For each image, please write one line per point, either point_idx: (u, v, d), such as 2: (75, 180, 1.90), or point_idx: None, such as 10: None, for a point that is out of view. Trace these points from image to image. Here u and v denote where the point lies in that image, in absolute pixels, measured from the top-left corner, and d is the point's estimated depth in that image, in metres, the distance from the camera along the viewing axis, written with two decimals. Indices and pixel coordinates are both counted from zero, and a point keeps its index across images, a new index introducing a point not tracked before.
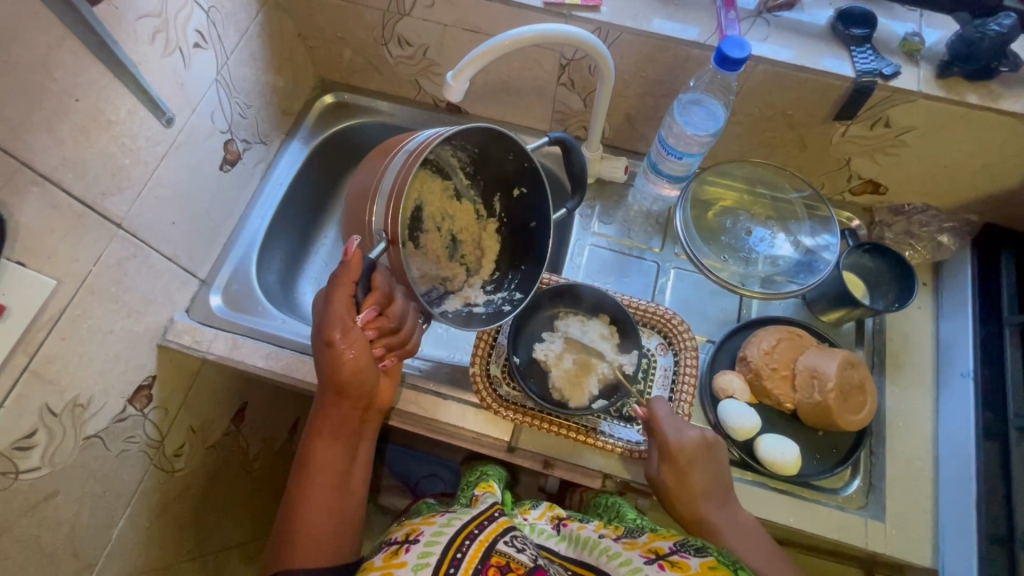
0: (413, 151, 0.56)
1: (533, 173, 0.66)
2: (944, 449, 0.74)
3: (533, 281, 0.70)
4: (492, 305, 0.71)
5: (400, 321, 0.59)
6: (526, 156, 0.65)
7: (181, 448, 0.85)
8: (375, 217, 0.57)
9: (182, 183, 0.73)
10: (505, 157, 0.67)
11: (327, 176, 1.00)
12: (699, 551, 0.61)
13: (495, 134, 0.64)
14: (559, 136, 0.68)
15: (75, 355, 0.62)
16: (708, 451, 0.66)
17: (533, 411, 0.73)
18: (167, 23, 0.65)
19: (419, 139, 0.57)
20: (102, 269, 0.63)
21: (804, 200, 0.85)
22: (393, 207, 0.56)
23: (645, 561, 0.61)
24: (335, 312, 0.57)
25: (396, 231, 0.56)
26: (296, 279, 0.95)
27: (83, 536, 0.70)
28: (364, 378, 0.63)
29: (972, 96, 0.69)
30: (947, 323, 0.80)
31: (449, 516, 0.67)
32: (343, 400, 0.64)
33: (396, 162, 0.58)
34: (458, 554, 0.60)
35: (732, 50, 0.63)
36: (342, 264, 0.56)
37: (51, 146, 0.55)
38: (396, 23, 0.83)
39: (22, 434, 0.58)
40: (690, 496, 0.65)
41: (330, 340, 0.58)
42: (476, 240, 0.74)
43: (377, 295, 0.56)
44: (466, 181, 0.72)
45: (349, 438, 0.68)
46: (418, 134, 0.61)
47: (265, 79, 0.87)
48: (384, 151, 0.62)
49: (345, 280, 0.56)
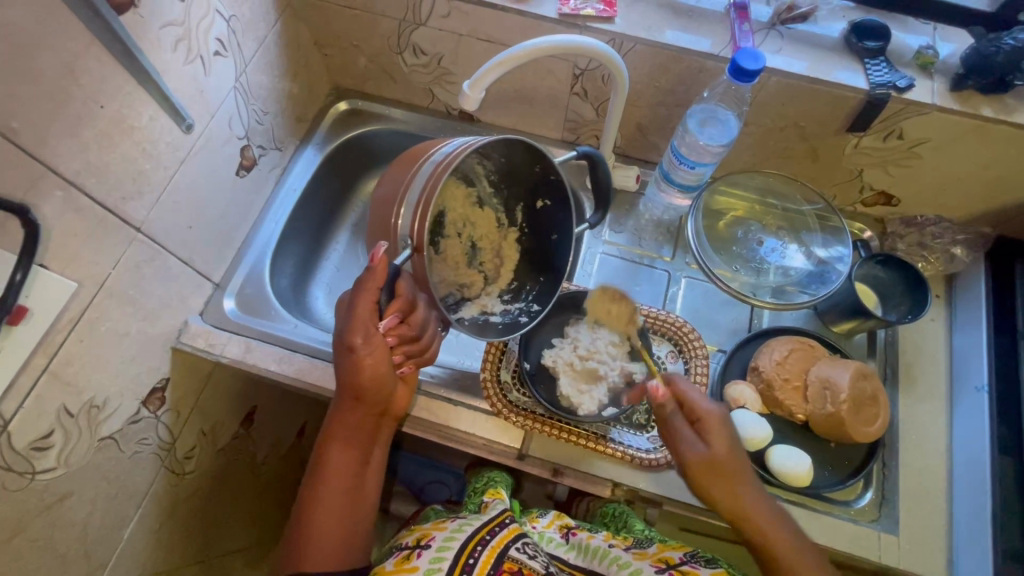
0: (441, 162, 0.57)
1: (559, 187, 0.66)
2: (958, 462, 0.73)
3: (554, 291, 0.72)
4: (509, 315, 0.72)
5: (421, 329, 0.60)
6: (554, 170, 0.64)
7: (192, 451, 0.86)
8: (401, 224, 0.58)
9: (200, 188, 0.74)
10: (530, 167, 0.66)
11: (339, 182, 1.01)
12: (708, 562, 0.64)
13: (524, 147, 0.63)
14: (588, 152, 0.68)
15: (92, 357, 0.63)
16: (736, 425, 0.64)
17: (543, 418, 0.73)
18: (190, 31, 0.66)
19: (448, 150, 0.58)
20: (120, 273, 0.64)
21: (816, 211, 0.84)
22: (420, 214, 0.57)
23: (655, 571, 0.63)
24: (359, 320, 0.57)
25: (422, 238, 0.57)
26: (307, 284, 0.96)
27: (94, 537, 0.70)
28: (383, 385, 0.63)
29: (987, 109, 0.69)
30: (961, 335, 0.80)
31: (460, 521, 0.68)
32: (360, 406, 0.65)
33: (423, 171, 0.58)
34: (470, 560, 0.61)
35: (747, 62, 0.63)
36: (368, 271, 0.56)
37: (75, 150, 0.56)
38: (411, 32, 0.84)
39: (39, 435, 0.58)
40: (739, 470, 0.60)
41: (351, 347, 0.59)
42: (495, 249, 0.75)
43: (400, 301, 0.57)
44: (490, 188, 0.72)
45: (363, 444, 0.68)
46: (446, 142, 0.62)
47: (281, 86, 0.88)
48: (411, 158, 0.62)
49: (370, 286, 0.56)
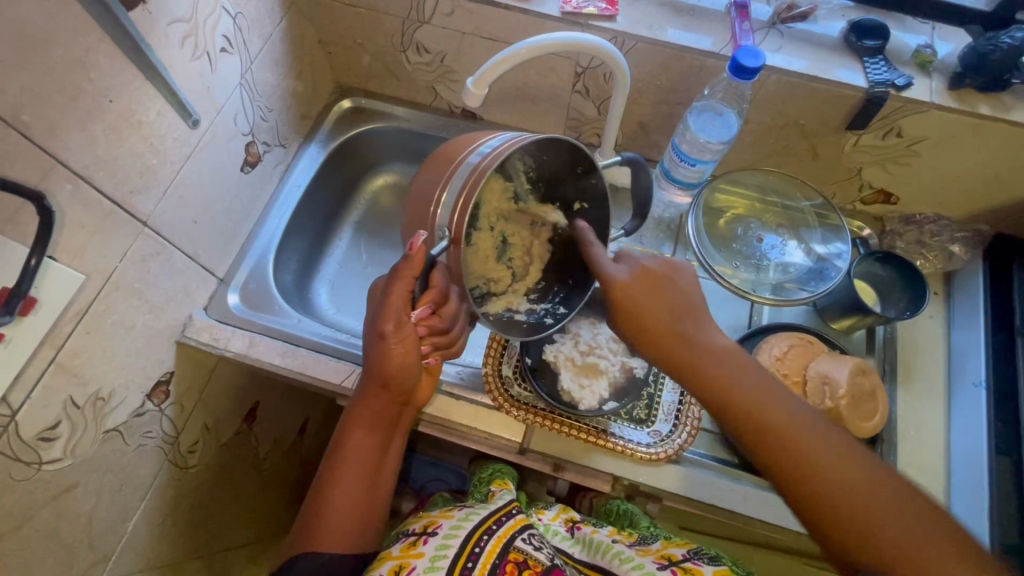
0: (484, 159, 0.54)
1: (600, 191, 0.63)
2: (955, 457, 0.74)
3: (583, 293, 0.68)
4: (535, 314, 0.67)
5: (451, 323, 0.61)
6: (595, 170, 0.61)
7: (195, 445, 0.87)
8: (439, 214, 0.56)
9: (205, 183, 0.75)
10: (571, 168, 0.62)
11: (342, 179, 1.02)
12: (711, 560, 0.64)
13: (570, 146, 0.58)
14: (634, 159, 0.63)
15: (99, 349, 0.64)
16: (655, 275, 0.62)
17: (544, 412, 0.74)
18: (196, 27, 0.67)
19: (492, 146, 0.55)
20: (127, 266, 0.65)
21: (815, 208, 0.85)
22: (461, 205, 0.53)
23: (658, 567, 0.63)
24: (391, 308, 0.58)
25: (460, 231, 0.54)
26: (311, 280, 0.97)
27: (99, 529, 0.71)
28: (411, 375, 0.64)
29: (985, 107, 0.70)
30: (959, 332, 0.80)
31: (467, 510, 0.69)
32: (385, 393, 0.65)
33: (464, 166, 0.55)
34: (475, 549, 0.63)
35: (747, 59, 0.64)
36: (404, 259, 0.55)
37: (84, 144, 0.56)
38: (415, 30, 0.85)
39: (46, 425, 0.59)
40: (660, 325, 0.59)
41: (383, 334, 0.59)
42: (525, 245, 0.67)
43: (433, 292, 0.57)
44: (528, 181, 0.64)
45: (384, 432, 0.68)
46: (489, 138, 0.59)
47: (286, 83, 0.89)
48: (451, 150, 0.59)
49: (405, 274, 0.56)
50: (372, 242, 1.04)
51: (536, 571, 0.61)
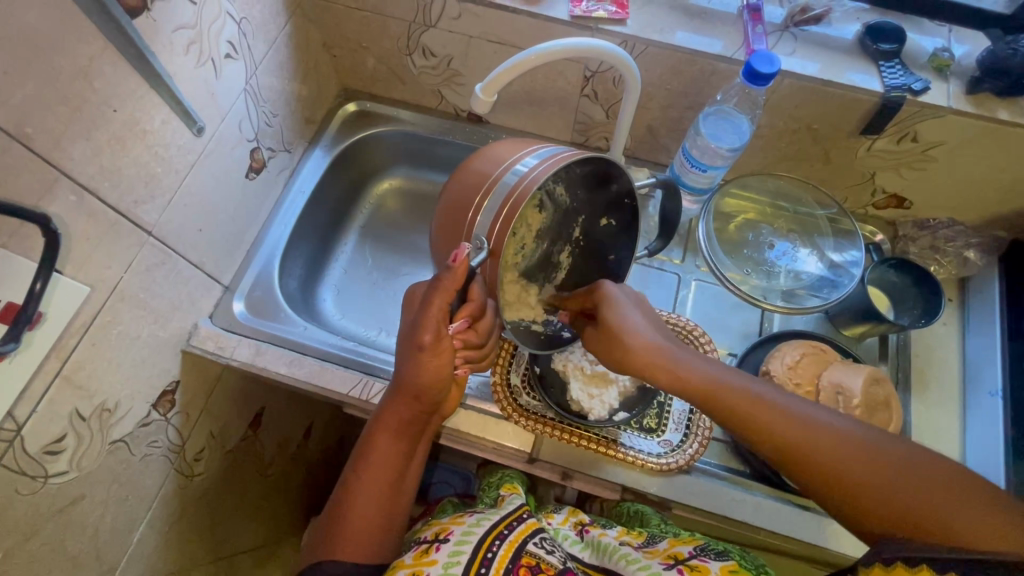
0: (527, 175, 0.53)
1: (632, 211, 0.63)
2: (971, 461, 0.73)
3: None
4: (552, 325, 0.68)
5: (485, 337, 0.61)
6: (632, 192, 0.60)
7: (201, 453, 0.86)
8: (480, 221, 0.54)
9: (210, 191, 0.74)
10: (606, 187, 0.61)
11: (347, 184, 1.01)
12: (718, 556, 0.63)
13: (606, 163, 0.56)
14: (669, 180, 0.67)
15: (104, 360, 0.63)
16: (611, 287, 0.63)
17: (552, 421, 0.73)
18: (201, 34, 0.66)
19: (534, 163, 0.53)
20: (132, 276, 0.64)
21: (828, 215, 0.84)
22: (504, 216, 0.52)
23: (664, 566, 0.62)
24: (429, 318, 0.57)
25: (501, 243, 0.52)
26: (316, 286, 0.97)
27: (105, 540, 0.70)
28: (443, 387, 0.63)
29: (1003, 112, 0.69)
30: (975, 340, 0.79)
31: (478, 517, 0.69)
32: (415, 404, 0.65)
33: (504, 180, 0.54)
34: (488, 554, 0.62)
35: (761, 66, 0.63)
36: (447, 271, 0.54)
37: (88, 155, 0.56)
38: (422, 33, 0.83)
39: (52, 439, 0.58)
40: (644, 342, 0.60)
41: (421, 346, 0.59)
42: (542, 252, 0.64)
43: (471, 306, 0.56)
44: (561, 190, 0.59)
45: (411, 439, 0.68)
46: (529, 151, 0.57)
47: (290, 87, 0.87)
48: (491, 161, 0.58)
49: (447, 287, 0.55)
50: (377, 247, 1.03)
51: None
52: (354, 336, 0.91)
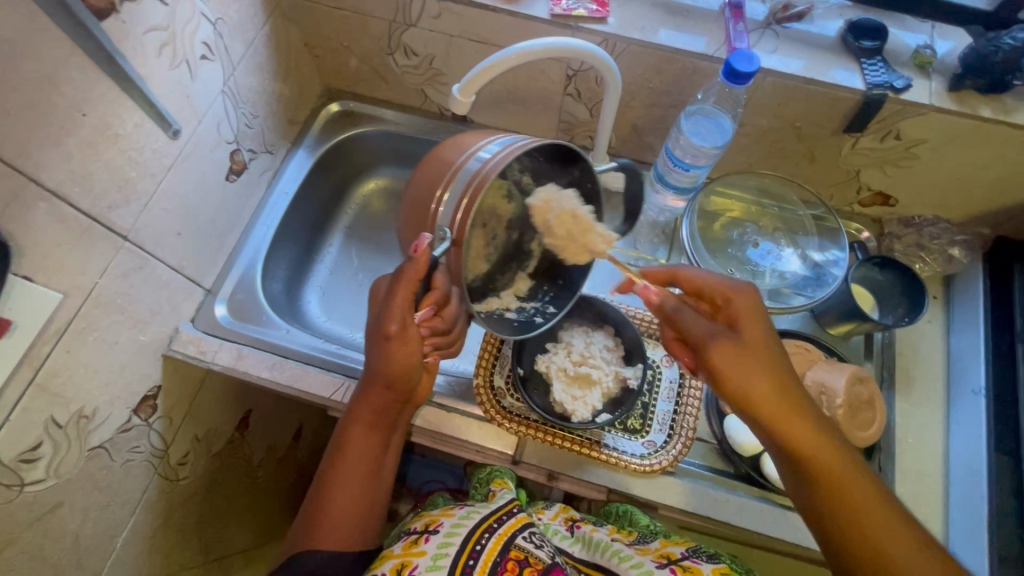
0: (488, 163, 0.52)
1: (595, 195, 0.63)
2: (954, 461, 0.73)
3: (574, 293, 0.67)
4: (525, 312, 0.66)
5: (452, 324, 0.62)
6: (593, 176, 0.61)
7: (186, 457, 0.85)
8: (442, 212, 0.53)
9: (189, 194, 0.74)
10: (569, 172, 0.62)
11: (332, 184, 1.01)
12: (710, 557, 0.64)
13: (567, 149, 0.57)
14: (627, 164, 0.69)
15: (81, 367, 0.62)
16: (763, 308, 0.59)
17: (536, 424, 0.73)
18: (175, 35, 0.65)
19: (495, 151, 0.52)
20: (107, 281, 0.63)
21: (813, 214, 0.83)
22: (465, 206, 0.51)
23: (657, 565, 0.63)
24: (395, 308, 0.57)
25: (463, 232, 0.52)
26: (301, 287, 0.96)
27: (87, 546, 0.70)
28: (414, 375, 0.63)
29: (986, 109, 0.68)
30: (959, 338, 0.79)
31: (468, 509, 0.68)
32: (388, 392, 0.64)
33: (466, 168, 0.53)
34: (477, 547, 0.62)
35: (740, 64, 0.62)
36: (409, 262, 0.54)
37: (57, 160, 0.55)
38: (402, 32, 0.82)
39: (27, 447, 0.58)
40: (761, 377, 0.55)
41: (387, 336, 0.59)
42: (510, 242, 0.67)
43: (436, 294, 0.57)
44: (527, 180, 0.62)
45: (387, 429, 0.67)
46: (492, 138, 0.56)
47: (270, 88, 0.86)
48: (454, 149, 0.57)
49: (410, 278, 0.54)
50: (363, 247, 1.02)
51: (538, 569, 0.61)
52: (339, 338, 0.91)
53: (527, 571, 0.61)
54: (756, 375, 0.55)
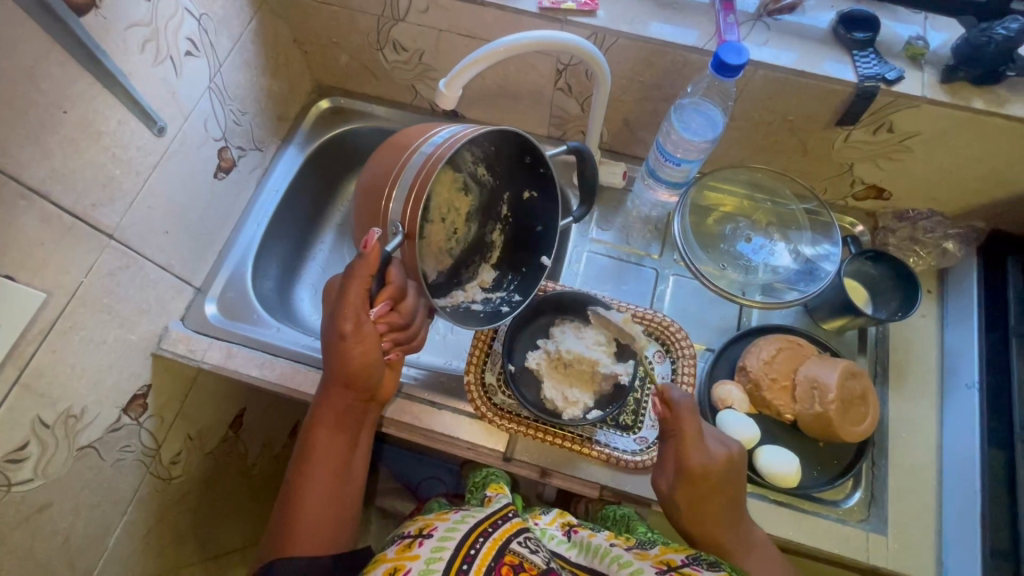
0: (438, 150, 0.55)
1: (546, 180, 0.64)
2: (948, 456, 0.73)
3: (535, 281, 0.69)
4: (490, 303, 0.69)
5: (411, 318, 0.60)
6: (544, 161, 0.62)
7: (178, 456, 0.85)
8: (391, 207, 0.55)
9: (176, 193, 0.73)
10: (519, 158, 0.65)
11: (323, 182, 1.00)
12: (711, 565, 0.60)
13: (511, 134, 0.60)
14: (576, 147, 0.67)
15: (67, 367, 0.62)
16: (731, 473, 0.63)
17: (529, 421, 0.72)
18: (158, 31, 0.65)
19: (444, 137, 0.55)
20: (93, 281, 0.63)
21: (806, 208, 0.83)
22: (414, 198, 0.54)
23: (657, 571, 0.60)
24: (348, 307, 0.56)
25: (414, 224, 0.55)
26: (293, 286, 0.95)
27: (78, 546, 0.70)
28: (374, 372, 0.63)
29: (978, 101, 0.67)
30: (953, 332, 0.78)
31: (463, 513, 0.68)
32: (349, 392, 0.65)
33: (413, 161, 0.55)
34: (471, 551, 0.61)
35: (729, 56, 0.62)
36: (360, 258, 0.54)
37: (38, 158, 0.55)
38: (391, 27, 0.82)
39: (14, 447, 0.57)
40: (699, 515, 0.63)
41: (342, 334, 0.58)
42: (474, 235, 0.72)
43: (391, 288, 0.57)
44: (482, 170, 0.67)
45: (351, 430, 0.68)
46: (439, 130, 0.59)
47: (259, 84, 0.86)
48: (401, 144, 0.59)
49: (362, 274, 0.54)
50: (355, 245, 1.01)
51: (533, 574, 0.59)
52: None
53: None
54: (694, 518, 0.63)
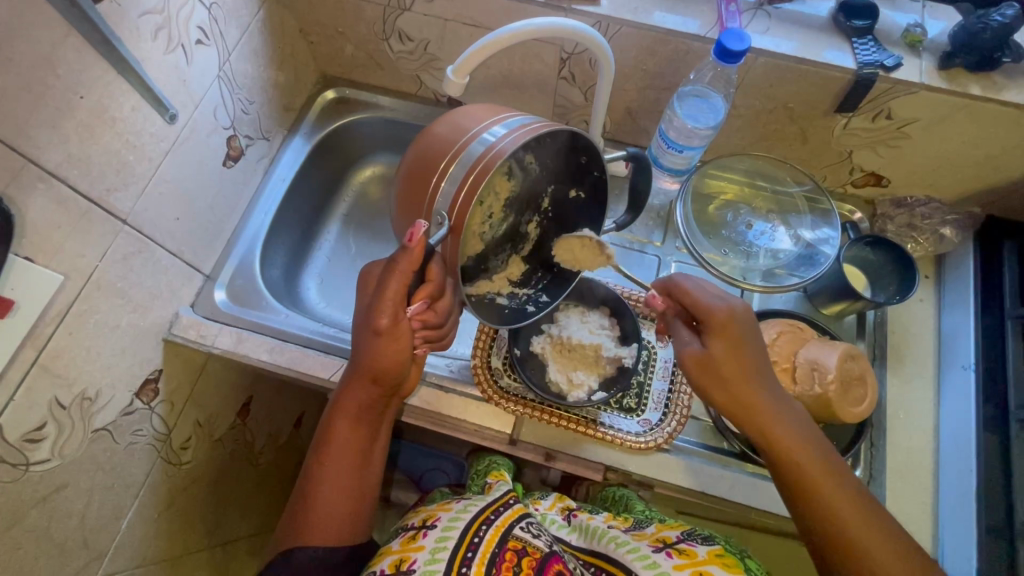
0: (494, 145, 0.52)
1: (598, 182, 0.65)
2: (944, 437, 0.74)
3: (568, 283, 0.72)
4: (517, 300, 0.70)
5: (445, 317, 0.62)
6: (600, 163, 0.61)
7: (188, 441, 0.86)
8: (440, 195, 0.54)
9: (187, 180, 0.74)
10: (574, 157, 0.62)
11: (329, 173, 1.01)
12: (704, 540, 0.64)
13: (577, 137, 0.58)
14: (636, 154, 0.65)
15: (83, 349, 0.63)
16: (753, 324, 0.60)
17: (533, 403, 0.73)
18: (170, 19, 0.66)
19: (502, 133, 0.53)
20: (108, 264, 0.64)
21: (805, 193, 0.84)
22: (468, 190, 0.52)
23: (653, 549, 0.62)
24: (387, 301, 0.58)
25: (462, 220, 0.52)
26: (300, 274, 0.96)
27: (92, 527, 0.71)
28: (401, 370, 0.64)
29: (975, 87, 0.69)
30: (949, 316, 0.80)
31: (465, 503, 0.69)
32: (374, 388, 0.65)
33: (471, 149, 0.53)
34: (475, 538, 0.63)
35: (732, 42, 0.63)
36: (402, 250, 0.54)
37: (56, 142, 0.56)
38: (397, 17, 0.83)
39: (32, 427, 0.59)
40: (726, 371, 0.58)
41: (378, 330, 0.59)
42: (509, 225, 0.66)
43: (429, 287, 0.57)
44: (530, 159, 0.60)
45: (370, 425, 0.69)
46: (497, 120, 0.56)
47: (266, 74, 0.87)
48: (457, 126, 0.56)
49: (403, 268, 0.54)
50: (361, 234, 1.02)
51: (535, 557, 0.61)
52: (338, 323, 0.91)
53: (526, 559, 0.61)
54: (721, 376, 0.58)
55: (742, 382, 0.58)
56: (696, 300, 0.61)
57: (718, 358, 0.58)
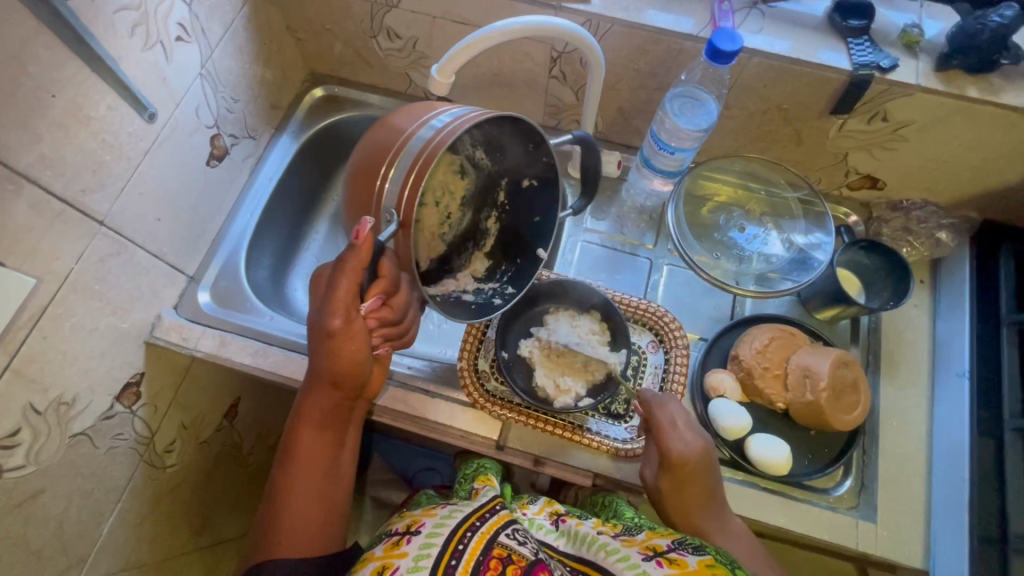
0: (441, 130, 0.51)
1: (552, 171, 0.62)
2: (938, 445, 0.73)
3: (529, 274, 0.68)
4: (483, 295, 0.67)
5: (403, 313, 0.60)
6: (548, 151, 0.60)
7: (173, 445, 0.85)
8: (387, 190, 0.52)
9: (168, 180, 0.73)
10: (522, 145, 0.61)
11: (317, 172, 0.99)
12: (696, 549, 0.60)
13: (523, 126, 0.57)
14: (582, 137, 0.65)
15: (59, 353, 0.62)
16: (710, 463, 0.65)
17: (522, 408, 0.72)
18: (147, 15, 0.64)
19: (448, 119, 0.52)
20: (84, 267, 0.63)
21: (800, 197, 0.83)
22: (413, 182, 0.51)
23: (643, 557, 0.60)
24: (338, 302, 0.55)
25: (410, 212, 0.51)
26: (286, 276, 0.95)
27: (71, 533, 0.70)
28: (363, 371, 0.63)
29: (972, 89, 0.67)
30: (945, 322, 0.79)
31: (450, 508, 0.68)
32: (336, 392, 0.64)
33: (418, 137, 0.52)
34: (459, 546, 0.62)
35: (723, 43, 0.61)
36: (350, 249, 0.52)
37: (27, 142, 0.54)
38: (384, 14, 0.81)
39: (5, 433, 0.57)
40: (676, 503, 0.65)
41: (331, 331, 0.57)
42: (467, 222, 0.68)
43: (382, 282, 0.55)
44: (481, 155, 0.63)
45: (337, 428, 0.68)
46: (444, 110, 0.55)
47: (251, 72, 0.85)
48: (407, 116, 0.56)
49: (352, 265, 0.53)
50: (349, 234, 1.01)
51: (520, 566, 0.58)
52: None
53: (509, 569, 0.58)
54: (673, 506, 0.65)
55: (691, 514, 0.65)
56: (662, 436, 0.66)
57: (672, 493, 0.65)
